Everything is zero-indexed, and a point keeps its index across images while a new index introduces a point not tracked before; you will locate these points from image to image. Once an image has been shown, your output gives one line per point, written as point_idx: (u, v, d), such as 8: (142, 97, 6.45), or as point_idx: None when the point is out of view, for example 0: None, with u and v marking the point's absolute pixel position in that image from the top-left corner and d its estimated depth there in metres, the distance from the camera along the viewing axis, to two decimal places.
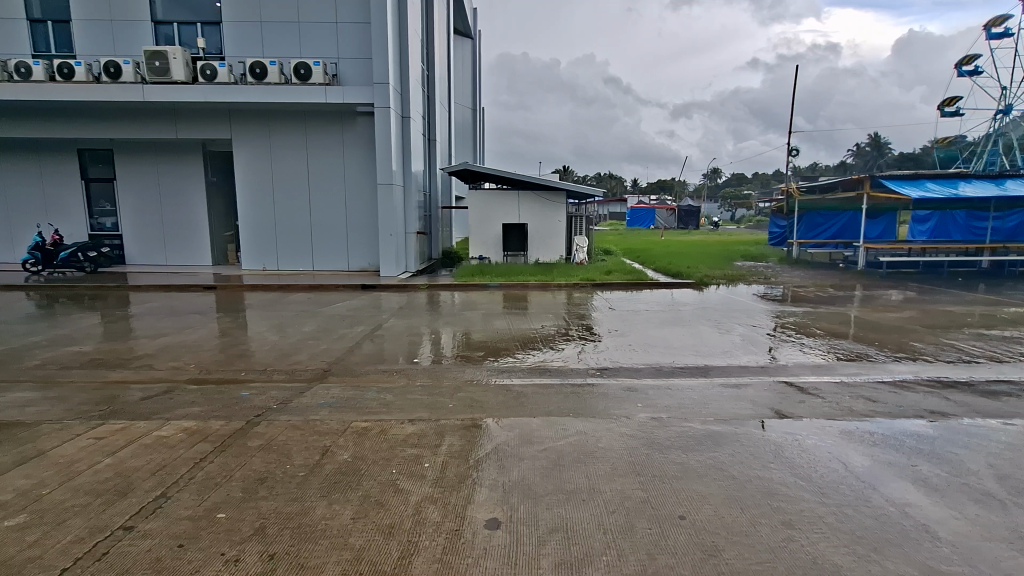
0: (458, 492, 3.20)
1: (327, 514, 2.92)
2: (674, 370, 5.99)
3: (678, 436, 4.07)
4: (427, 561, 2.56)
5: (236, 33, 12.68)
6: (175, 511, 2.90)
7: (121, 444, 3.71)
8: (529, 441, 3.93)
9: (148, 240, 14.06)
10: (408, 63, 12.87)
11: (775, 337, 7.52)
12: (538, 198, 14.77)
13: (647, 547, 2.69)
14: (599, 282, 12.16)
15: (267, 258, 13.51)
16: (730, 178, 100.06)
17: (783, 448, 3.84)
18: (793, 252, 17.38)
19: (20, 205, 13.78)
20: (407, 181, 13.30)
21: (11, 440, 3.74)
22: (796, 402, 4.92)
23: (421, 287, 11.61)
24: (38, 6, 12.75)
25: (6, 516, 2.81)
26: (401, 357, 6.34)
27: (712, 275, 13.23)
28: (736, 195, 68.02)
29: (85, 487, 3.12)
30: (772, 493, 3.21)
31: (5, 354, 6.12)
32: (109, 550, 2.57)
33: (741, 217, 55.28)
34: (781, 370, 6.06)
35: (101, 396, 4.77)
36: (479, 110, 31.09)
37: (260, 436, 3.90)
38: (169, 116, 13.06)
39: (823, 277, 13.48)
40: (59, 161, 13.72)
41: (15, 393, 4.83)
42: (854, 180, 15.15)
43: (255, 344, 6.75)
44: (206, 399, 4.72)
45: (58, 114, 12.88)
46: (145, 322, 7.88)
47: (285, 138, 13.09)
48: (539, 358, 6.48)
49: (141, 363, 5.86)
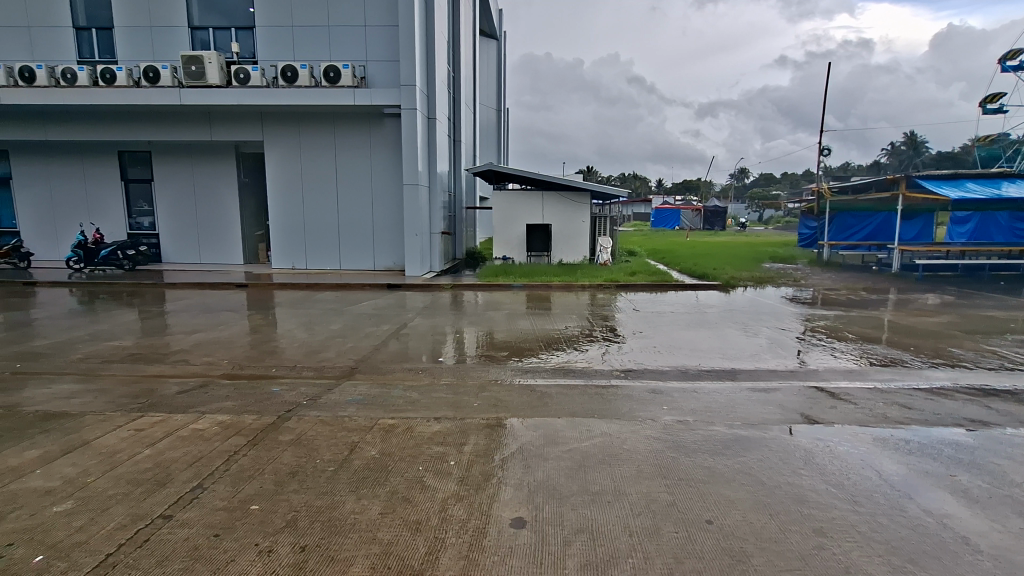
0: (484, 491, 3.22)
1: (356, 509, 2.97)
2: (700, 373, 5.92)
3: (705, 440, 4.02)
4: (454, 558, 2.59)
5: (268, 37, 12.96)
6: (211, 502, 2.99)
7: (159, 436, 3.85)
8: (555, 442, 3.94)
9: (183, 239, 14.51)
10: (434, 66, 12.98)
11: (804, 341, 7.36)
12: (563, 199, 14.76)
13: (674, 551, 2.67)
14: (623, 283, 12.08)
15: (296, 258, 13.80)
16: (758, 178, 98.12)
17: (813, 454, 3.76)
18: (824, 254, 16.96)
19: (64, 205, 14.38)
20: (433, 182, 13.44)
21: (59, 430, 3.92)
22: (826, 407, 4.82)
23: (446, 287, 11.70)
24: (83, 14, 13.29)
25: (55, 502, 2.95)
26: (426, 356, 6.39)
27: (739, 276, 13.03)
28: (764, 196, 66.66)
29: (126, 477, 3.25)
30: (804, 500, 3.14)
31: (52, 347, 6.40)
32: (150, 537, 2.67)
33: (769, 219, 54.06)
34: (811, 374, 5.93)
35: (140, 389, 4.95)
36: (504, 110, 31.15)
37: (291, 431, 4.00)
38: (204, 118, 13.45)
39: (856, 280, 13.11)
40: (100, 163, 14.25)
41: (60, 385, 5.06)
42: (888, 180, 14.71)
43: (284, 341, 6.91)
44: (239, 394, 4.86)
45: (103, 118, 13.41)
46: (180, 318, 8.14)
47: (315, 141, 13.36)
48: (563, 358, 6.49)
49: (178, 358, 6.06)
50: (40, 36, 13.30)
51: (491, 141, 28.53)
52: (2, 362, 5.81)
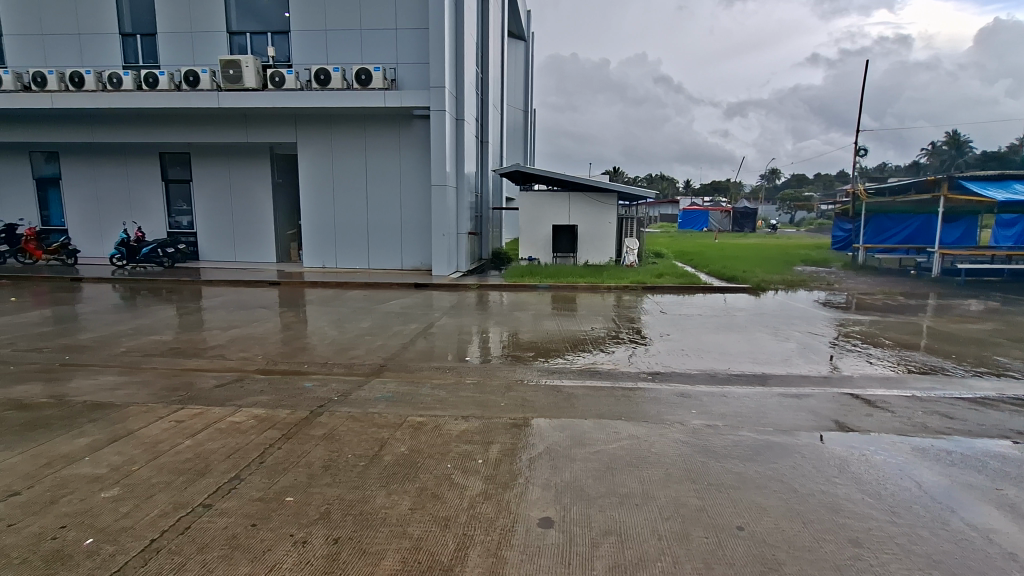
0: (511, 489, 3.24)
1: (386, 503, 3.03)
2: (730, 377, 5.82)
3: (735, 445, 3.96)
4: (482, 555, 2.61)
5: (304, 41, 13.28)
6: (247, 493, 3.09)
7: (199, 428, 3.99)
8: (582, 443, 3.93)
9: (219, 238, 14.96)
10: (463, 68, 13.11)
11: (837, 347, 7.16)
12: (589, 199, 14.71)
13: (704, 556, 2.64)
14: (650, 285, 11.95)
15: (327, 256, 14.08)
16: (790, 178, 95.66)
17: (848, 462, 3.67)
18: (859, 257, 16.44)
19: (109, 204, 15.00)
20: (461, 183, 13.55)
21: (105, 420, 4.10)
22: (862, 415, 4.68)
23: (472, 287, 11.78)
24: (128, 21, 13.82)
25: (103, 489, 3.08)
26: (452, 356, 6.45)
27: (770, 279, 12.79)
28: (796, 197, 64.92)
29: (168, 466, 3.38)
30: (838, 509, 3.07)
31: (98, 340, 6.69)
32: (191, 525, 2.77)
33: (801, 221, 52.75)
34: (845, 381, 5.75)
35: (180, 382, 5.13)
36: (531, 111, 31.17)
37: (323, 426, 4.09)
38: (240, 120, 13.83)
39: (893, 284, 12.69)
40: (143, 163, 14.81)
41: (105, 376, 5.29)
42: (929, 180, 13.97)
43: (315, 338, 7.07)
44: (273, 389, 4.99)
45: (146, 120, 13.92)
46: (216, 314, 8.40)
47: (346, 142, 13.61)
48: (588, 359, 6.47)
49: (214, 352, 6.26)
50: (89, 43, 13.89)
51: (517, 142, 28.59)
52: (53, 353, 6.10)
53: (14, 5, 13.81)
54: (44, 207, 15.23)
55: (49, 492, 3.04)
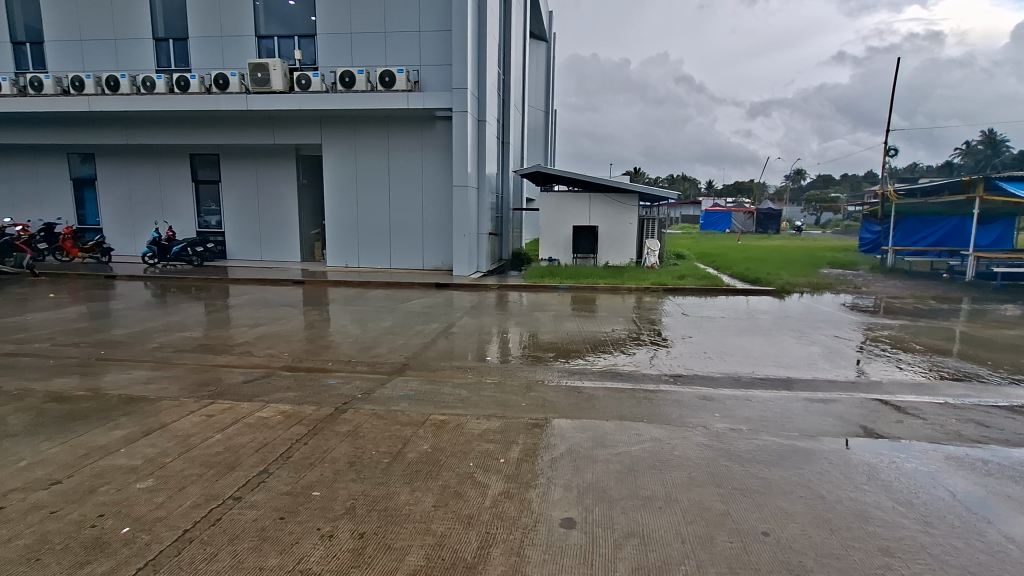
0: (533, 489, 3.25)
1: (410, 500, 3.07)
2: (754, 381, 5.73)
3: (760, 449, 3.90)
4: (505, 554, 2.63)
5: (329, 44, 13.48)
6: (276, 486, 3.16)
7: (228, 422, 4.09)
8: (604, 444, 3.92)
9: (245, 237, 15.29)
10: (486, 69, 13.18)
11: (865, 352, 6.99)
12: (610, 199, 14.64)
13: (729, 561, 2.61)
14: (671, 286, 11.83)
15: (349, 255, 14.28)
16: (816, 179, 93.60)
17: (878, 470, 3.59)
18: (888, 260, 16.01)
19: (142, 204, 15.45)
20: (482, 184, 13.62)
21: (139, 413, 4.23)
22: (892, 422, 4.57)
23: (492, 287, 11.84)
24: (161, 26, 14.21)
25: (138, 479, 3.19)
26: (472, 355, 6.49)
27: (795, 282, 12.53)
28: (820, 197, 63.70)
29: (200, 459, 3.48)
30: (868, 517, 3.00)
31: (131, 336, 6.91)
32: (222, 516, 2.85)
33: (827, 222, 51.54)
34: (874, 387, 5.61)
35: (210, 378, 5.27)
36: (552, 111, 31.15)
37: (347, 423, 4.16)
38: (267, 122, 14.09)
39: (924, 288, 12.31)
40: (175, 164, 15.22)
41: (138, 371, 5.46)
42: (964, 180, 13.54)
43: (339, 336, 7.18)
44: (298, 386, 5.09)
45: (177, 123, 14.30)
46: (243, 312, 8.59)
47: (369, 144, 13.78)
48: (609, 361, 6.43)
49: (242, 349, 6.41)
50: (124, 48, 14.34)
51: (537, 142, 28.58)
52: (89, 348, 6.31)
53: (55, 12, 14.34)
54: (81, 207, 15.78)
55: (88, 482, 3.15)
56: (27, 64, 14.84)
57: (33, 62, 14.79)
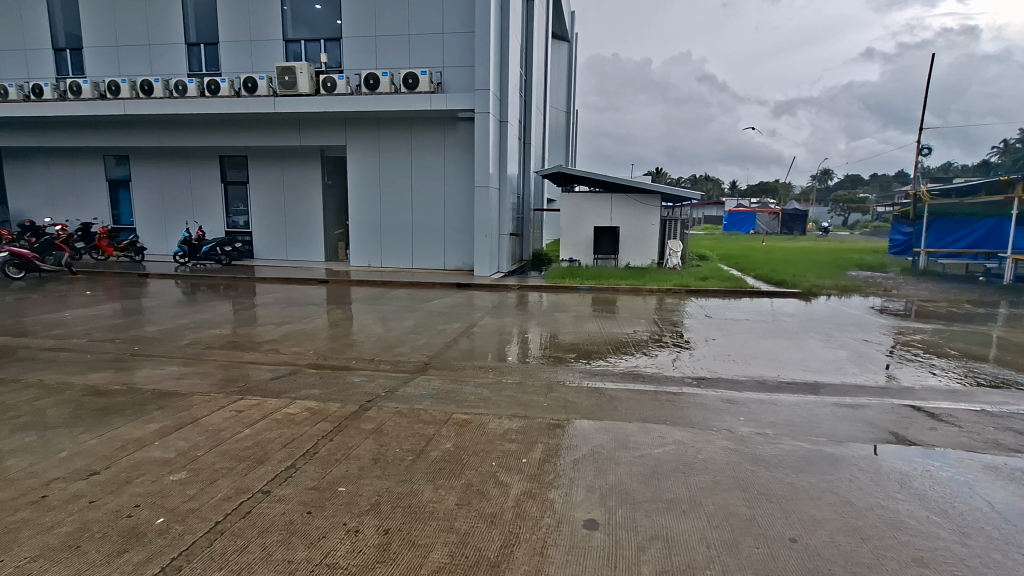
0: (555, 489, 3.25)
1: (434, 497, 3.09)
2: (779, 385, 5.61)
3: (786, 454, 3.83)
4: (528, 553, 2.63)
5: (354, 47, 13.68)
6: (303, 481, 3.22)
7: (257, 417, 4.18)
8: (626, 446, 3.90)
9: (272, 237, 15.61)
10: (508, 71, 13.23)
11: (896, 356, 6.81)
12: (631, 200, 14.53)
13: (756, 567, 2.56)
14: (694, 288, 11.66)
15: (372, 255, 14.47)
16: (844, 179, 91.25)
17: (910, 478, 3.49)
18: (921, 262, 15.55)
19: (174, 205, 15.89)
20: (503, 184, 13.66)
21: (172, 407, 4.36)
22: (925, 429, 4.44)
23: (513, 287, 11.89)
24: (193, 31, 14.58)
25: (172, 472, 3.28)
26: (492, 355, 6.52)
27: (821, 284, 12.28)
28: (849, 197, 62.12)
29: (230, 453, 3.57)
30: (900, 526, 2.92)
31: (163, 333, 7.12)
32: (252, 509, 2.92)
33: (856, 223, 50.21)
34: (906, 393, 5.45)
35: (238, 374, 5.40)
36: (573, 112, 30.96)
37: (372, 420, 4.21)
38: (293, 124, 14.36)
39: (958, 291, 11.91)
40: (205, 166, 15.62)
41: (169, 366, 5.62)
42: (1002, 180, 13.18)
43: (362, 335, 7.28)
44: (323, 383, 5.18)
45: (207, 125, 14.65)
46: (269, 310, 8.77)
47: (392, 145, 13.94)
48: (631, 362, 6.38)
49: (269, 347, 6.55)
50: (158, 53, 14.77)
51: (558, 142, 28.58)
52: (123, 344, 6.53)
53: (94, 19, 14.87)
54: (116, 207, 16.30)
55: (124, 473, 3.26)
56: (66, 70, 15.37)
57: (72, 67, 15.32)
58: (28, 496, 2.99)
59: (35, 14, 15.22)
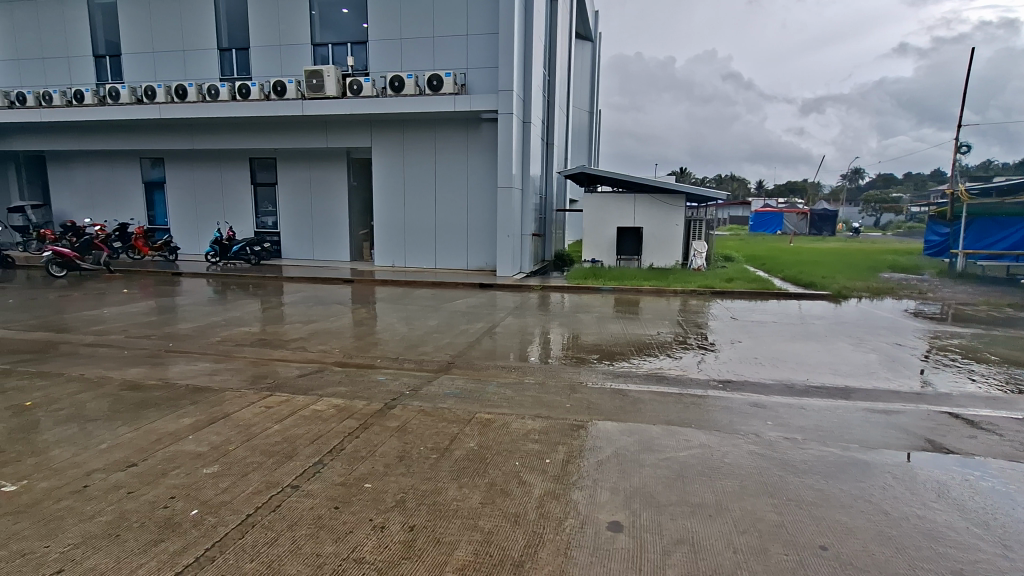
0: (578, 490, 3.24)
1: (458, 496, 3.12)
2: (809, 389, 5.48)
3: (816, 460, 3.74)
4: (553, 554, 2.63)
5: (380, 50, 13.85)
6: (330, 477, 3.28)
7: (285, 414, 4.27)
8: (650, 449, 3.86)
9: (299, 237, 15.92)
10: (531, 72, 13.24)
11: (932, 361, 6.58)
12: (655, 200, 14.39)
13: (784, 573, 2.52)
14: (720, 290, 11.48)
15: (396, 255, 14.64)
16: (876, 179, 88.66)
17: (948, 487, 3.38)
18: (959, 264, 14.95)
19: (205, 206, 16.34)
20: (526, 185, 13.68)
21: (204, 402, 4.49)
22: (963, 437, 4.28)
23: (536, 287, 11.91)
24: (225, 36, 14.97)
25: (204, 465, 3.38)
26: (514, 355, 6.52)
27: (852, 286, 11.94)
28: (881, 197, 60.23)
29: (260, 447, 3.65)
30: (938, 537, 2.83)
31: (195, 330, 7.33)
32: (281, 503, 2.99)
33: (889, 223, 48.64)
34: (943, 399, 5.26)
35: (268, 371, 5.52)
36: (596, 111, 30.77)
37: (396, 418, 4.26)
38: (320, 127, 14.63)
39: (999, 295, 11.44)
40: (236, 168, 16.02)
41: (202, 362, 5.79)
42: None
43: (386, 334, 7.38)
44: (349, 381, 5.27)
45: (238, 129, 15.04)
46: (296, 309, 8.95)
47: (416, 146, 14.08)
48: (655, 364, 6.32)
49: (297, 345, 6.69)
50: (192, 59, 15.20)
51: (582, 142, 28.47)
52: (158, 340, 6.74)
53: (133, 27, 15.41)
54: (151, 208, 16.85)
55: (160, 465, 3.37)
56: (106, 76, 15.95)
57: (111, 73, 15.89)
58: (71, 486, 3.11)
59: (78, 22, 15.85)
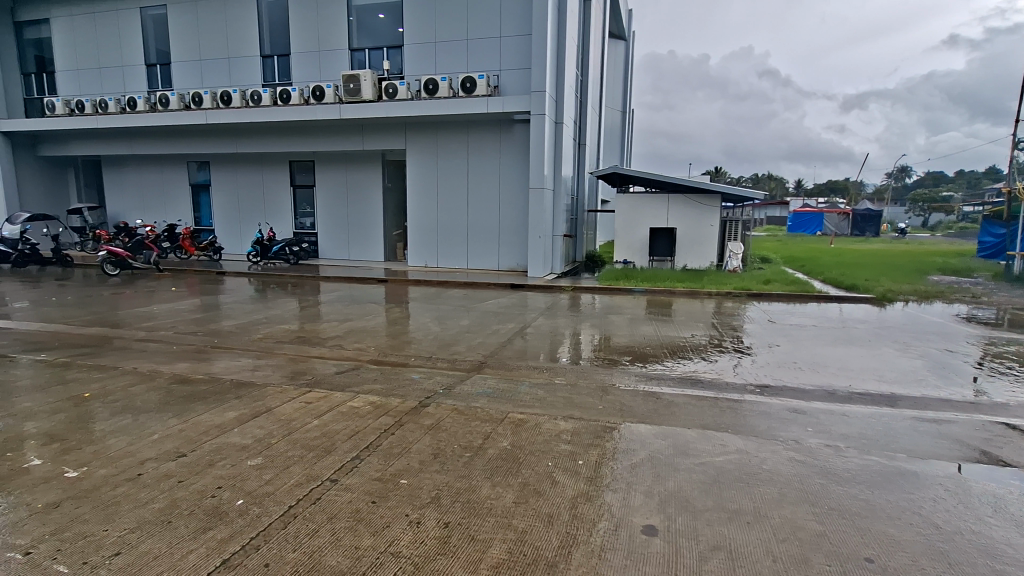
0: (611, 493, 3.22)
1: (492, 494, 3.15)
2: (852, 396, 5.29)
3: (860, 469, 3.61)
4: (586, 555, 2.63)
5: (416, 53, 14.06)
6: (367, 472, 3.36)
7: (324, 409, 4.39)
8: (685, 453, 3.80)
9: (335, 238, 16.32)
10: (564, 72, 13.22)
11: (986, 369, 6.25)
12: (689, 200, 14.14)
13: None
14: (756, 291, 11.20)
15: (428, 255, 14.83)
16: (924, 179, 84.72)
17: (1006, 501, 3.21)
18: (1016, 266, 14.13)
19: (247, 206, 16.92)
20: (558, 185, 13.66)
21: (247, 397, 4.66)
22: (1020, 449, 4.06)
23: (567, 288, 11.89)
24: (267, 43, 15.47)
25: (249, 457, 3.51)
26: (545, 356, 6.52)
27: (898, 289, 11.45)
28: (929, 197, 57.47)
29: (301, 442, 3.77)
30: (995, 553, 2.70)
31: (238, 327, 7.61)
32: (321, 496, 3.08)
33: (938, 224, 46.37)
34: (998, 409, 5.00)
35: (305, 368, 5.68)
36: (629, 112, 30.42)
37: (431, 416, 4.33)
38: (357, 130, 14.96)
39: None
40: (276, 170, 16.50)
41: (244, 358, 6.01)
42: None
43: (419, 333, 7.49)
44: (384, 378, 5.38)
45: (279, 132, 15.53)
46: (333, 307, 9.18)
47: (449, 148, 14.24)
48: (689, 367, 6.22)
49: (333, 342, 6.87)
50: (236, 65, 15.78)
51: (614, 142, 28.15)
52: (204, 336, 7.03)
53: (182, 37, 16.10)
54: (197, 209, 17.55)
55: (208, 456, 3.52)
56: (157, 83, 16.70)
57: (162, 81, 16.63)
58: (126, 474, 3.28)
59: (132, 33, 16.66)
